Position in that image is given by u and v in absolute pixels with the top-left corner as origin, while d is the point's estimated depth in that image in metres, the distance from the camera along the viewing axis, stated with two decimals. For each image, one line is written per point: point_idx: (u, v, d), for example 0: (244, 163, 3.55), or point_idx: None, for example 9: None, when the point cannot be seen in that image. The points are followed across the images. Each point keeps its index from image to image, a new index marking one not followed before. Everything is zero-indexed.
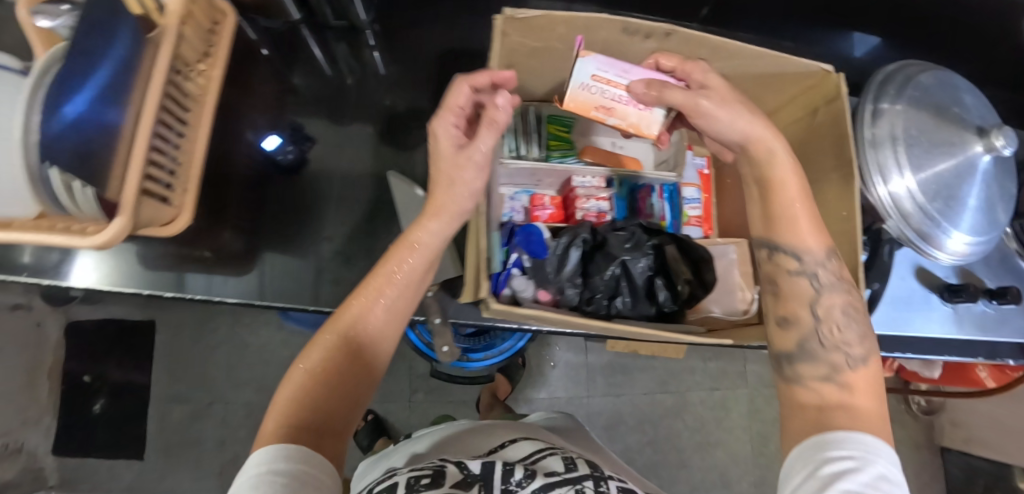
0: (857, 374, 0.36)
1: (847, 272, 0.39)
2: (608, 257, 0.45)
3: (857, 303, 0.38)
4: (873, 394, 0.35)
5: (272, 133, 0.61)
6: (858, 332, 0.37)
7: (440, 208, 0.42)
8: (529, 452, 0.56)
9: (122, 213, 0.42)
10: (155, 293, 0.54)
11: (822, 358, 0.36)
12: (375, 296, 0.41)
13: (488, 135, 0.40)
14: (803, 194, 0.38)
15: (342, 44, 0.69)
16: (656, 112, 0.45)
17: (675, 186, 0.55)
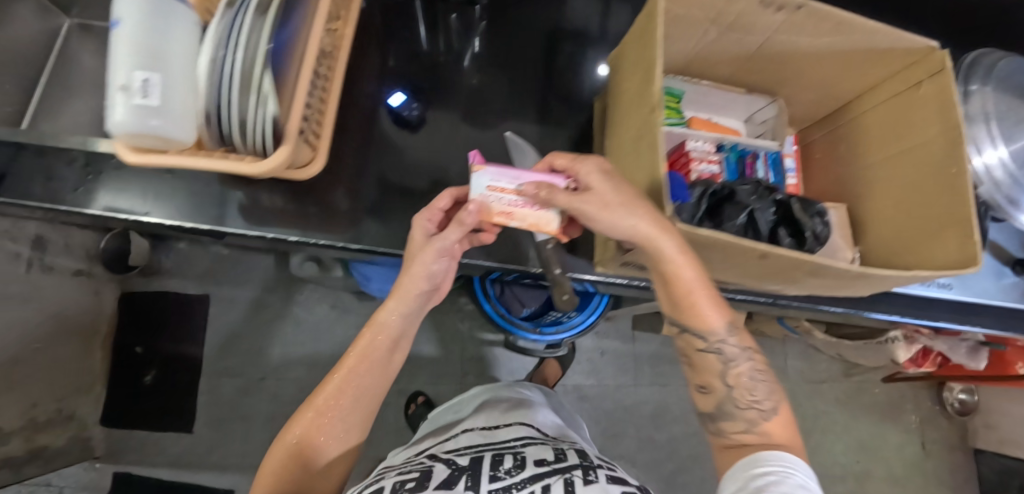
0: (772, 423, 0.46)
1: (749, 342, 0.49)
2: (738, 205, 0.49)
3: (762, 366, 0.49)
4: (783, 437, 0.46)
5: (399, 90, 0.65)
6: (765, 391, 0.48)
7: (403, 292, 0.52)
8: (523, 433, 0.61)
9: (289, 142, 0.45)
10: (279, 237, 0.60)
11: (739, 416, 0.47)
12: (345, 380, 0.51)
13: (452, 231, 0.48)
14: (699, 284, 0.44)
15: (441, 18, 0.72)
16: (553, 213, 0.45)
17: (778, 155, 0.58)
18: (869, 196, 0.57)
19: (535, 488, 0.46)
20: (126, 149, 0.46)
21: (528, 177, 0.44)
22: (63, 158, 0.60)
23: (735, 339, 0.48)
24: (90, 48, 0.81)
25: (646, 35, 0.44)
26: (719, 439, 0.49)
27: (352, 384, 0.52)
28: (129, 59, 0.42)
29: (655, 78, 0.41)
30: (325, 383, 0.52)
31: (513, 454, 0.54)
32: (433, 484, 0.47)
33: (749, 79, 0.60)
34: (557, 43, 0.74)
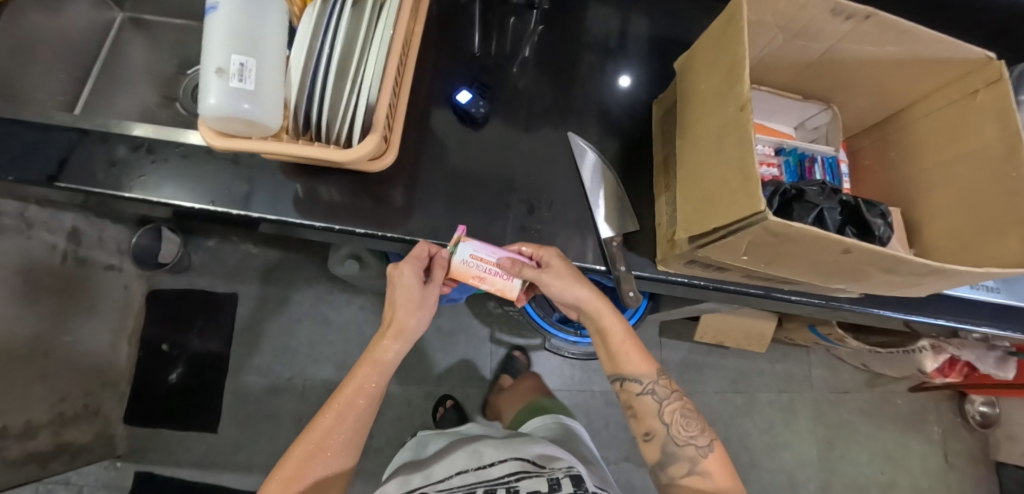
0: (708, 457, 0.57)
1: (673, 385, 0.61)
2: (808, 205, 0.50)
3: (690, 406, 0.60)
4: (719, 467, 0.56)
5: (466, 87, 0.66)
6: (698, 428, 0.58)
7: (399, 330, 0.57)
8: (514, 466, 0.65)
9: (375, 133, 0.46)
10: (345, 229, 0.60)
11: (682, 454, 0.57)
12: (340, 415, 0.56)
13: (438, 270, 0.57)
14: (626, 334, 0.61)
15: (496, 21, 0.73)
16: (517, 283, 0.57)
17: (834, 159, 0.59)
18: (923, 200, 0.58)
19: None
20: (210, 133, 0.45)
21: (502, 255, 0.56)
22: (125, 145, 0.59)
23: (664, 382, 0.60)
24: (139, 40, 0.81)
25: (728, 35, 0.46)
26: (667, 481, 0.58)
27: (346, 418, 0.56)
28: (226, 44, 0.43)
29: (742, 74, 0.42)
30: (319, 418, 0.56)
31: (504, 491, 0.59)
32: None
33: (807, 84, 0.62)
34: (610, 48, 0.74)
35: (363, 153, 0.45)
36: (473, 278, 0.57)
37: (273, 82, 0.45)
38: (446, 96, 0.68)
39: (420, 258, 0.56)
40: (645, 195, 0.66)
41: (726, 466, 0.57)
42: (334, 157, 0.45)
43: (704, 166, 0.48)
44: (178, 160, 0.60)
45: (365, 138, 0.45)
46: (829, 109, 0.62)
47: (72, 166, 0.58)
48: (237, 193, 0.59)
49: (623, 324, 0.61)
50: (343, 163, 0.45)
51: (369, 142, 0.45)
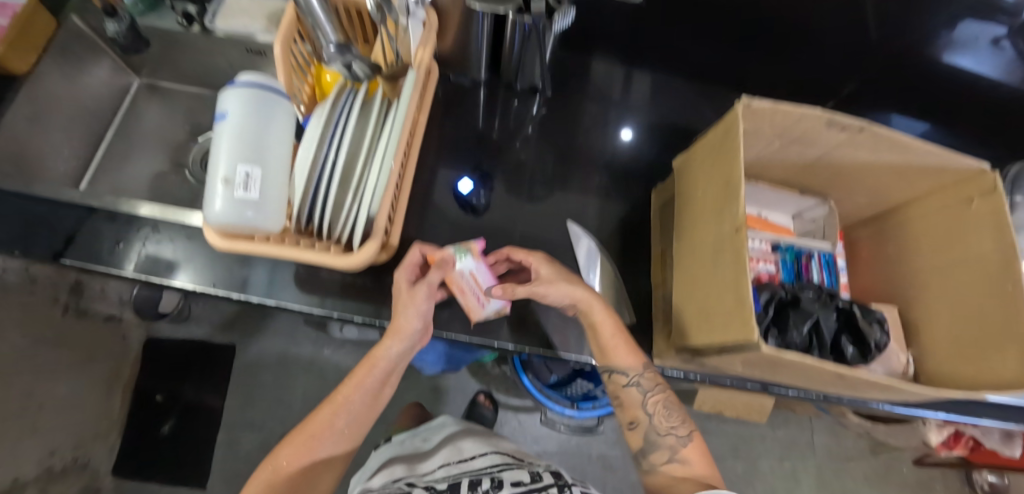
0: (688, 449, 0.53)
1: (659, 377, 0.55)
2: (802, 313, 0.50)
3: (674, 397, 0.56)
4: (703, 460, 0.52)
5: (467, 176, 0.66)
6: (679, 418, 0.55)
7: (398, 331, 0.52)
8: (495, 461, 0.69)
9: (375, 239, 0.46)
10: (343, 316, 0.59)
11: (662, 443, 0.53)
12: (337, 408, 0.55)
13: (436, 273, 0.52)
14: (617, 327, 0.55)
15: (499, 100, 0.75)
16: (485, 311, 0.56)
17: (831, 257, 0.60)
18: (921, 300, 0.58)
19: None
20: (213, 234, 0.46)
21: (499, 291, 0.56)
22: (134, 225, 0.61)
23: (650, 374, 0.55)
24: (153, 106, 0.83)
25: (726, 147, 0.47)
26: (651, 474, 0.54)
27: (343, 412, 0.55)
28: (232, 154, 0.44)
29: (737, 193, 0.43)
30: (318, 410, 0.56)
31: (491, 479, 0.61)
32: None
33: (805, 181, 0.62)
34: (616, 113, 0.76)
35: (364, 261, 0.46)
36: (456, 288, 0.55)
37: (278, 186, 0.46)
38: (450, 176, 0.69)
39: (415, 264, 0.55)
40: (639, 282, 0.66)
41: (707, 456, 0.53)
42: (333, 262, 0.46)
43: (700, 276, 0.48)
44: (185, 241, 0.61)
45: (365, 245, 0.46)
46: (827, 203, 0.63)
47: (78, 244, 0.59)
48: (240, 274, 0.60)
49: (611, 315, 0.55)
50: (342, 268, 0.46)
51: (369, 249, 0.46)
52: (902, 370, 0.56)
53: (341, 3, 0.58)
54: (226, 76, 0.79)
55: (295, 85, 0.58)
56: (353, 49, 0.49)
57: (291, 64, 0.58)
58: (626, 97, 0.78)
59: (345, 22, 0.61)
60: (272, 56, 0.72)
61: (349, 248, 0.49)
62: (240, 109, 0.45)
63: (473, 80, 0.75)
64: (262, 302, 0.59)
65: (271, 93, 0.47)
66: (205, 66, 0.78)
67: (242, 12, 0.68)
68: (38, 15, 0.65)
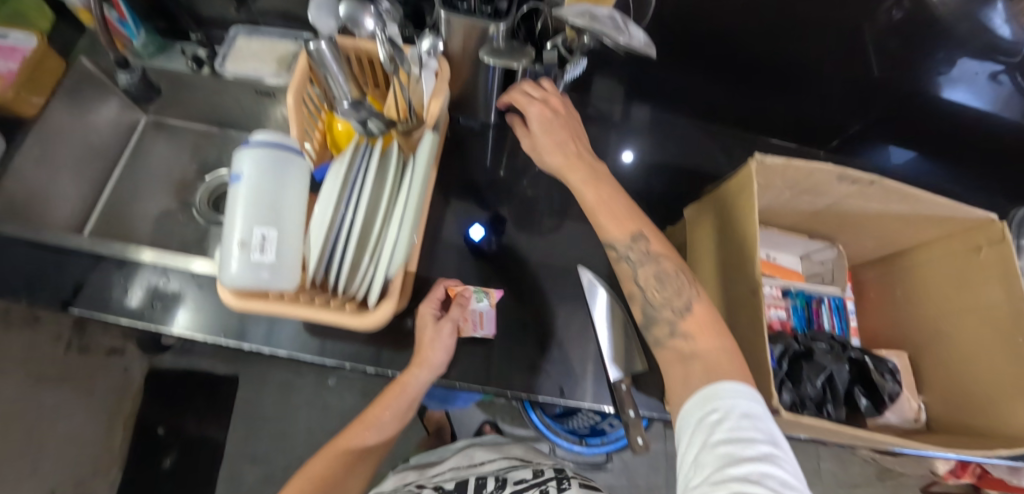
0: (690, 320, 0.46)
1: (658, 246, 0.50)
2: (815, 365, 0.51)
3: (671, 265, 0.49)
4: (710, 334, 0.45)
5: (476, 222, 0.69)
6: (677, 287, 0.48)
7: (424, 359, 0.53)
8: (502, 462, 0.72)
9: (390, 297, 0.47)
10: (356, 366, 0.58)
11: (660, 317, 0.48)
12: (368, 425, 0.57)
13: (457, 310, 0.56)
14: (605, 194, 0.52)
15: (509, 141, 0.76)
16: (474, 335, 0.60)
17: (841, 301, 0.61)
18: (932, 345, 0.58)
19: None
20: (227, 293, 0.46)
21: (490, 323, 0.61)
22: (145, 273, 0.61)
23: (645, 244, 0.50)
24: (161, 142, 0.83)
25: (739, 203, 0.47)
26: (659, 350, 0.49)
27: (374, 430, 0.57)
28: (248, 216, 0.44)
29: (753, 254, 0.43)
30: (350, 426, 0.58)
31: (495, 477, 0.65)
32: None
33: (814, 226, 0.63)
34: (616, 134, 0.77)
35: (381, 321, 0.46)
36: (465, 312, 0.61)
37: (293, 244, 0.46)
38: (460, 218, 0.70)
39: (439, 298, 0.57)
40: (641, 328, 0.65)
41: (718, 323, 0.46)
42: (351, 322, 0.47)
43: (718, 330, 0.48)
44: (195, 290, 0.60)
45: (381, 304, 0.46)
46: (834, 247, 0.64)
47: (88, 294, 0.59)
48: (250, 323, 0.59)
49: (594, 191, 0.52)
50: (360, 327, 0.47)
51: (386, 308, 0.46)
52: (913, 417, 0.56)
53: (353, 52, 0.60)
54: (235, 116, 0.80)
55: (306, 129, 0.59)
56: (366, 104, 0.50)
57: (302, 110, 0.58)
58: (626, 121, 0.79)
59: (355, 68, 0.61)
60: (281, 98, 0.72)
61: (364, 304, 0.49)
62: (257, 169, 0.45)
63: (482, 123, 0.76)
64: (269, 352, 0.58)
65: (286, 151, 0.47)
66: (214, 106, 0.78)
67: (253, 57, 0.70)
68: (47, 58, 0.67)
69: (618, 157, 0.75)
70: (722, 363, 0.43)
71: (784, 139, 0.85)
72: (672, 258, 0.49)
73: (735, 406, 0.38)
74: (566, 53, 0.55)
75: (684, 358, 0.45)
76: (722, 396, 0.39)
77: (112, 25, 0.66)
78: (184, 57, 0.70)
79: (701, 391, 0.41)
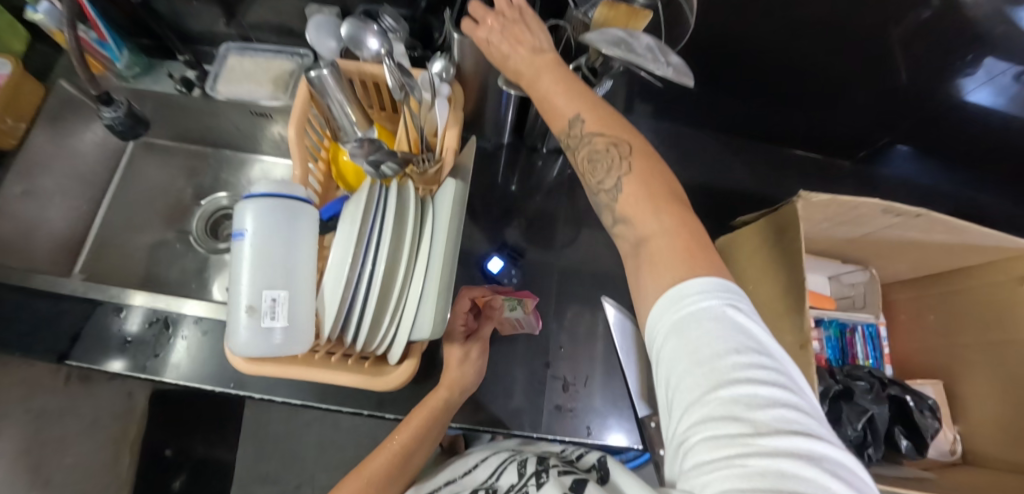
0: (627, 200, 0.36)
1: (590, 113, 0.38)
2: (856, 407, 0.49)
3: (603, 136, 0.37)
4: (652, 214, 0.34)
5: (496, 255, 0.65)
6: (610, 164, 0.37)
7: (452, 382, 0.52)
8: (493, 460, 0.57)
9: (410, 356, 0.44)
10: (375, 413, 0.57)
11: (603, 208, 0.38)
12: (394, 455, 0.49)
13: (486, 324, 0.55)
14: (555, 87, 0.39)
15: (522, 160, 0.72)
16: (518, 330, 0.61)
17: (875, 328, 0.58)
18: (967, 374, 0.57)
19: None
20: (236, 357, 0.43)
21: (535, 318, 0.60)
22: (141, 318, 0.59)
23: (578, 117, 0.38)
24: (151, 165, 0.78)
25: (784, 244, 0.45)
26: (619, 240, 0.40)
27: (404, 458, 0.50)
28: (258, 277, 0.41)
29: (802, 306, 0.41)
30: (370, 457, 0.50)
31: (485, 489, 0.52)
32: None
33: (848, 252, 0.60)
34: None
35: (402, 381, 0.43)
36: (502, 321, 0.57)
37: (305, 303, 0.43)
38: (472, 244, 0.67)
39: (467, 313, 0.54)
40: None
41: (664, 197, 0.35)
42: (367, 384, 0.43)
43: None
44: (193, 337, 0.58)
45: (400, 363, 0.44)
46: (868, 271, 0.60)
47: (84, 342, 0.57)
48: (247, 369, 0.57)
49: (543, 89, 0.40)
50: (378, 389, 0.44)
51: (406, 368, 0.43)
52: (950, 449, 0.56)
53: (356, 76, 0.54)
54: (230, 137, 0.75)
55: (309, 158, 0.55)
56: (379, 144, 0.47)
57: (305, 139, 0.54)
58: None
59: (360, 90, 0.57)
60: (277, 118, 0.67)
61: (384, 361, 0.46)
62: (262, 225, 0.42)
63: (496, 142, 0.72)
64: (280, 400, 0.56)
65: (293, 201, 0.43)
66: (208, 128, 0.74)
67: (247, 78, 0.66)
68: (24, 82, 0.63)
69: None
70: (668, 252, 0.33)
71: (808, 150, 0.81)
72: (604, 132, 0.37)
73: (703, 312, 0.29)
74: (589, 75, 0.52)
75: (633, 250, 0.35)
76: (684, 301, 0.30)
77: (88, 46, 0.62)
78: (171, 80, 0.67)
79: (660, 299, 0.31)
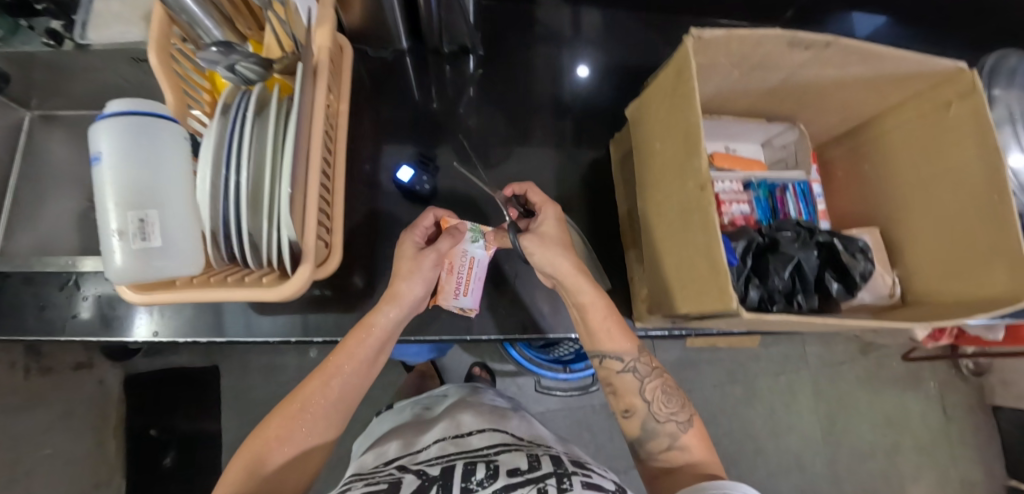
0: (688, 434, 0.50)
1: (655, 360, 0.53)
2: (784, 256, 0.48)
3: (671, 380, 0.53)
4: (701, 444, 0.50)
5: (405, 164, 0.61)
6: (678, 403, 0.52)
7: (398, 297, 0.52)
8: (495, 440, 0.59)
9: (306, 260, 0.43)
10: (302, 338, 0.58)
11: (661, 431, 0.50)
12: (328, 378, 0.51)
13: (445, 240, 0.53)
14: (609, 313, 0.52)
15: (436, 70, 0.68)
16: (455, 303, 0.58)
17: (806, 185, 0.57)
18: (902, 217, 0.56)
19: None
20: (127, 288, 0.42)
21: (475, 297, 0.59)
22: (53, 283, 0.57)
23: (645, 358, 0.53)
24: (55, 137, 0.74)
25: (678, 92, 0.42)
26: (648, 467, 0.51)
27: (339, 388, 0.51)
28: (120, 197, 0.38)
29: (699, 146, 0.38)
30: (308, 379, 0.52)
31: (487, 463, 0.51)
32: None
33: (772, 107, 0.58)
34: (567, 50, 0.71)
35: (299, 286, 0.42)
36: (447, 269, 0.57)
37: (183, 220, 0.41)
38: (392, 165, 0.64)
39: (427, 228, 0.55)
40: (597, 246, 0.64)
41: (705, 435, 0.51)
42: (263, 295, 0.42)
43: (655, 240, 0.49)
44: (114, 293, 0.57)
45: (294, 268, 0.42)
46: (796, 127, 0.59)
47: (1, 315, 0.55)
48: (206, 316, 0.57)
49: (601, 321, 0.51)
50: (276, 299, 0.42)
51: (302, 273, 0.42)
52: (888, 291, 0.55)
53: None
54: (127, 93, 0.71)
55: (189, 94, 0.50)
56: (238, 46, 0.43)
57: (180, 75, 0.49)
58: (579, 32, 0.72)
59: (232, 9, 0.52)
60: None
61: (286, 275, 0.45)
62: (118, 144, 0.39)
63: (396, 51, 0.67)
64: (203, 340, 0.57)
65: (149, 118, 0.40)
66: (101, 84, 0.70)
67: (117, 19, 0.60)
68: None
69: (561, 57, 0.70)
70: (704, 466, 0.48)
71: (740, 20, 0.76)
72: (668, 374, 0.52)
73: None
74: None
75: (680, 468, 0.48)
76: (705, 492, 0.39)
77: None
78: (35, 34, 0.61)
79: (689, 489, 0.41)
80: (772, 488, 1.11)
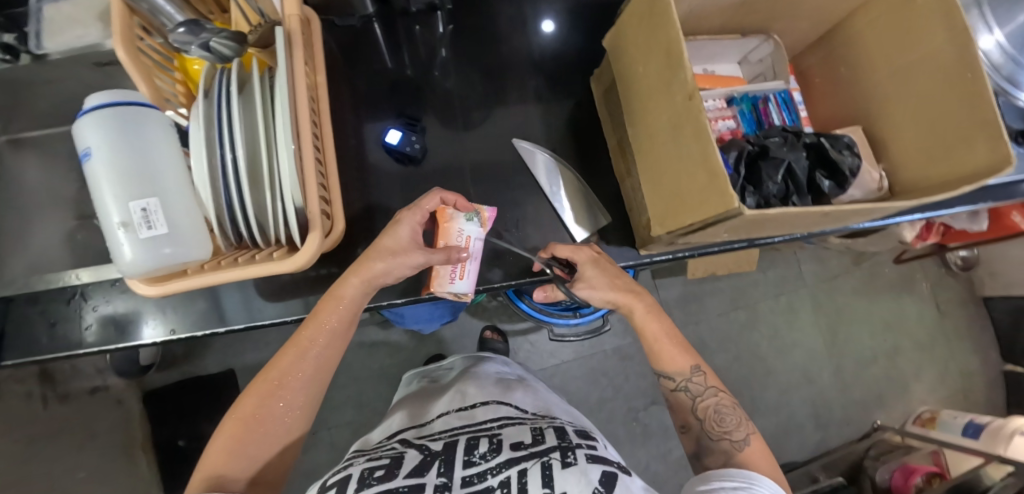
0: (749, 451, 0.49)
1: (712, 379, 0.54)
2: (773, 162, 0.49)
3: (729, 400, 0.53)
4: (763, 460, 0.48)
5: (393, 127, 0.62)
6: (734, 422, 0.51)
7: (364, 271, 0.50)
8: (500, 413, 0.60)
9: (313, 229, 0.43)
10: None
11: (717, 449, 0.50)
12: (301, 352, 0.51)
13: (440, 256, 0.52)
14: (664, 333, 0.56)
15: (403, 32, 0.66)
16: (448, 287, 0.56)
17: (787, 94, 0.59)
18: (885, 114, 0.57)
19: (512, 472, 0.45)
20: (140, 282, 0.42)
21: (471, 281, 0.57)
22: (58, 298, 0.57)
23: (701, 377, 0.54)
24: (27, 158, 0.72)
25: (654, 12, 0.42)
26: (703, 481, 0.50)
27: (320, 357, 0.52)
28: (118, 189, 0.38)
29: (681, 59, 0.39)
30: (280, 354, 0.51)
31: (490, 437, 0.53)
32: (404, 472, 0.47)
33: (743, 21, 0.58)
34: (529, 6, 0.69)
35: (314, 254, 0.42)
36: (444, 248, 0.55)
37: (182, 206, 0.41)
38: (376, 136, 0.64)
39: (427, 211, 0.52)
40: (594, 184, 0.65)
41: (770, 462, 0.48)
42: (276, 270, 0.42)
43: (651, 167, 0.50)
44: (121, 299, 0.57)
45: (304, 238, 0.42)
46: (770, 38, 0.60)
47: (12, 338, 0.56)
48: (217, 307, 0.57)
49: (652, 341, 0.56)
50: (291, 271, 0.43)
51: (312, 242, 0.42)
52: (875, 186, 0.56)
53: None
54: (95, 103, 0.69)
55: (160, 77, 0.49)
56: (206, 24, 0.43)
57: (147, 58, 0.48)
58: None
59: None
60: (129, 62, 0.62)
61: (294, 248, 0.45)
62: (105, 136, 0.38)
63: (362, 18, 0.65)
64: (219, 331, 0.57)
65: (135, 107, 0.40)
66: (65, 95, 0.68)
67: (70, 22, 0.58)
68: None
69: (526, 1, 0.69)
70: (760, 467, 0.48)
71: None
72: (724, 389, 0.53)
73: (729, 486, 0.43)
74: None
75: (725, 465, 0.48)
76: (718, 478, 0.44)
77: None
78: None
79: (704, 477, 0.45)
80: (784, 404, 1.16)
